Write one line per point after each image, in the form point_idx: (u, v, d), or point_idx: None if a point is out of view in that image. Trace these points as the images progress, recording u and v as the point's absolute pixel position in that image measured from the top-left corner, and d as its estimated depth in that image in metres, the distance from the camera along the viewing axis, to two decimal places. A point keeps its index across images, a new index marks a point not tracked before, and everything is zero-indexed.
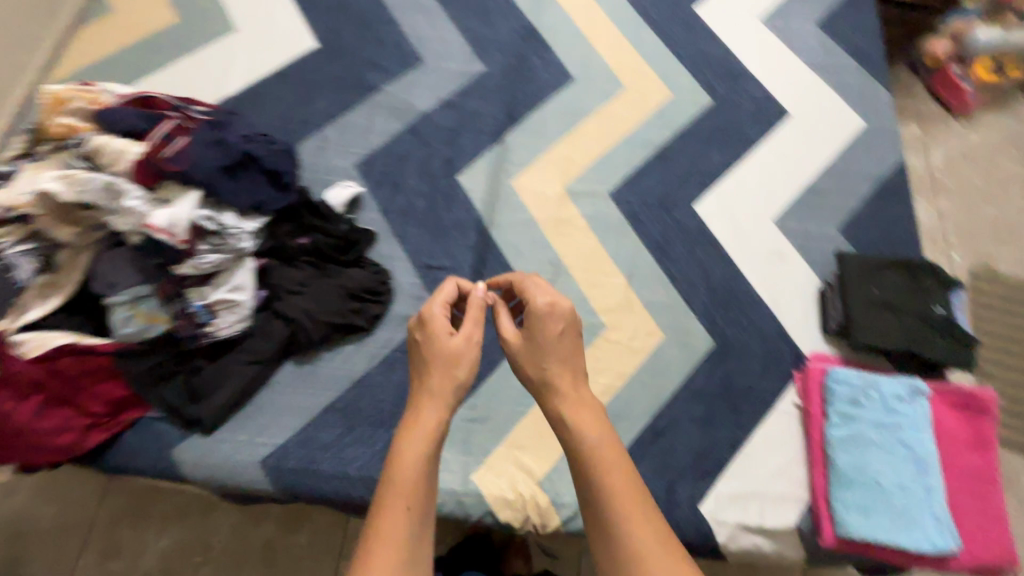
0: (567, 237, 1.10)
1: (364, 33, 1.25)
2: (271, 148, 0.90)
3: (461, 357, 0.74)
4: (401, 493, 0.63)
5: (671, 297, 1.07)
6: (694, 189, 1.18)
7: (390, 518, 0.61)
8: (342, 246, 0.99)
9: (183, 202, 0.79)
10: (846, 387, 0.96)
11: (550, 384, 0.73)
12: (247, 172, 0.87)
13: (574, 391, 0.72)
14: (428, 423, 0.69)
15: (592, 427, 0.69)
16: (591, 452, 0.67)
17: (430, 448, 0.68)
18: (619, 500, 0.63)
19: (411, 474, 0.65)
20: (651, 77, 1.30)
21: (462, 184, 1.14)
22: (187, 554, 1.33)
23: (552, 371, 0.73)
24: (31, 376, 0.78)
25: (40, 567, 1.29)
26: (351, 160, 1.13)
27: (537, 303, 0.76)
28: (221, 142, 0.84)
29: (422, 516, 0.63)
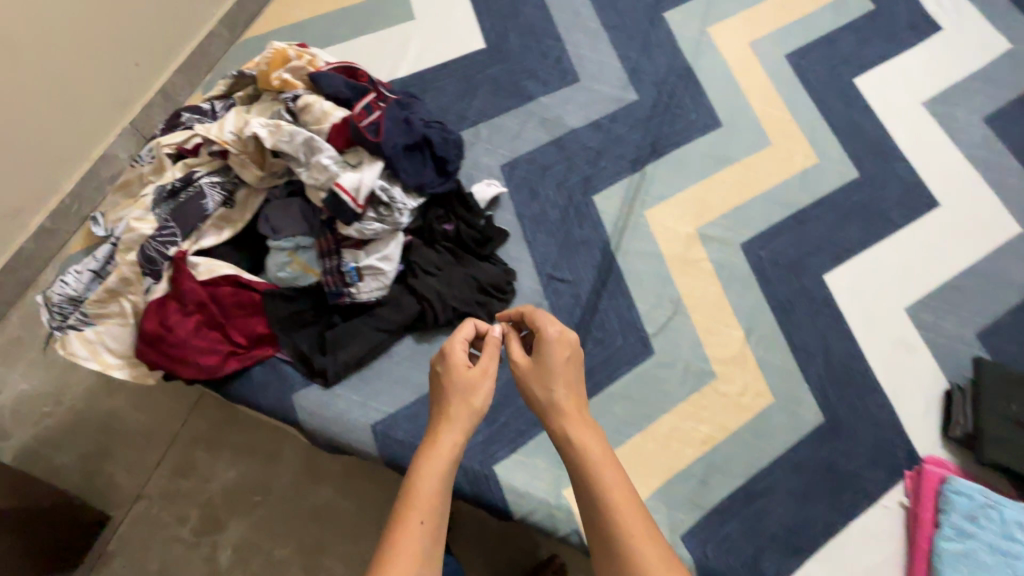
0: (691, 278, 1.10)
1: (529, 44, 1.31)
2: (445, 137, 0.95)
3: (469, 378, 0.67)
4: (416, 509, 0.57)
5: (787, 362, 1.05)
6: (827, 259, 1.15)
7: (400, 540, 0.55)
8: (480, 240, 1.03)
9: (366, 170, 0.84)
10: (965, 500, 0.90)
11: (558, 410, 0.64)
12: (422, 154, 0.92)
13: (578, 417, 0.63)
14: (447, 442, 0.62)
15: (598, 455, 0.60)
16: (600, 486, 0.58)
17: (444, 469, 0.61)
18: (637, 542, 0.54)
19: (427, 497, 0.58)
20: (800, 137, 1.28)
21: (597, 203, 1.15)
22: (248, 490, 1.39)
23: (557, 394, 0.65)
24: (197, 296, 0.85)
25: (122, 465, 1.39)
26: (497, 160, 1.17)
27: (544, 323, 0.69)
28: (408, 124, 0.90)
29: (431, 544, 0.56)
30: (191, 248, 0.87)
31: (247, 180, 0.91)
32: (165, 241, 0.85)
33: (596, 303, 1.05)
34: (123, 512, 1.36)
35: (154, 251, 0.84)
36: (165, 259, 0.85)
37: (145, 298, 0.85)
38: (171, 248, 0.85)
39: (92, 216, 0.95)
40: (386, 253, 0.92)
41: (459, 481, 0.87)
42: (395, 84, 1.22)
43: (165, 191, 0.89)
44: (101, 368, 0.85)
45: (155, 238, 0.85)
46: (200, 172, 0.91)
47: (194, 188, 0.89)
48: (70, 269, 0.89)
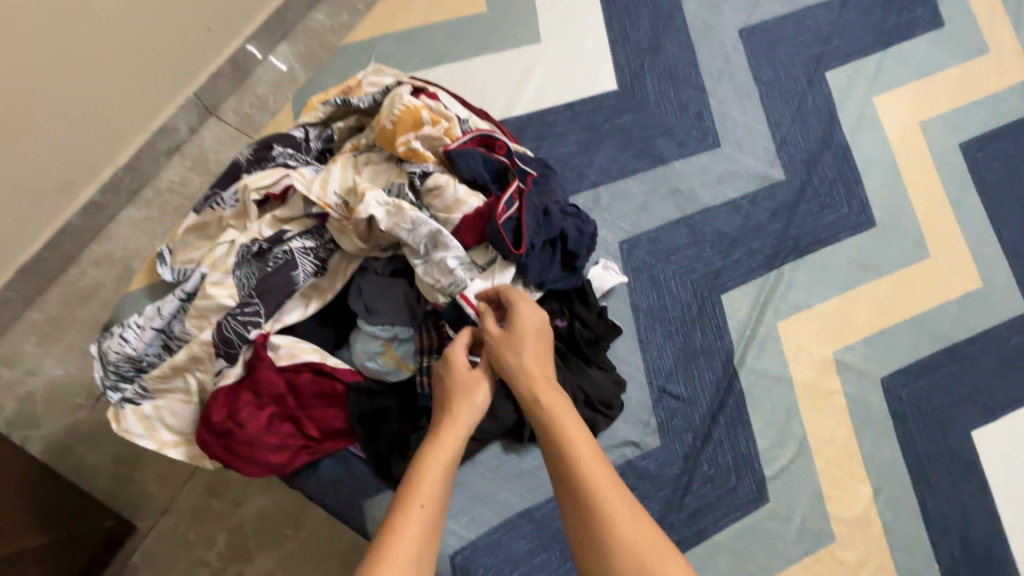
0: (821, 414, 0.95)
1: (668, 92, 1.12)
2: (581, 231, 0.78)
3: (465, 376, 0.67)
4: (419, 491, 0.55)
5: (917, 533, 0.91)
6: (978, 411, 0.99)
7: (402, 522, 0.52)
8: (593, 342, 0.88)
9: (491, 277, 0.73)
10: None
11: (528, 380, 0.63)
12: (554, 251, 0.76)
13: (543, 381, 0.63)
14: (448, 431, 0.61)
15: (565, 414, 0.60)
16: (569, 444, 0.57)
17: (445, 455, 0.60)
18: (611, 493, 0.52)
19: (431, 484, 0.56)
20: (964, 253, 1.09)
21: (725, 305, 0.99)
22: (280, 522, 1.18)
23: (528, 363, 0.64)
24: (274, 389, 0.73)
25: (153, 472, 1.20)
26: (616, 235, 1.01)
27: (511, 295, 0.68)
28: (549, 212, 0.76)
29: (433, 534, 0.53)
30: (273, 327, 0.75)
31: (344, 248, 0.76)
32: (246, 321, 0.72)
33: (709, 430, 0.91)
34: (149, 523, 1.18)
35: (232, 332, 0.71)
36: (243, 342, 0.72)
37: (215, 380, 0.73)
38: (252, 330, 0.72)
39: (160, 251, 0.82)
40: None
41: None
42: (511, 124, 1.06)
43: (250, 251, 0.75)
44: (156, 448, 0.73)
45: (235, 316, 0.72)
46: (291, 231, 0.77)
47: (284, 254, 0.75)
48: (128, 321, 0.77)
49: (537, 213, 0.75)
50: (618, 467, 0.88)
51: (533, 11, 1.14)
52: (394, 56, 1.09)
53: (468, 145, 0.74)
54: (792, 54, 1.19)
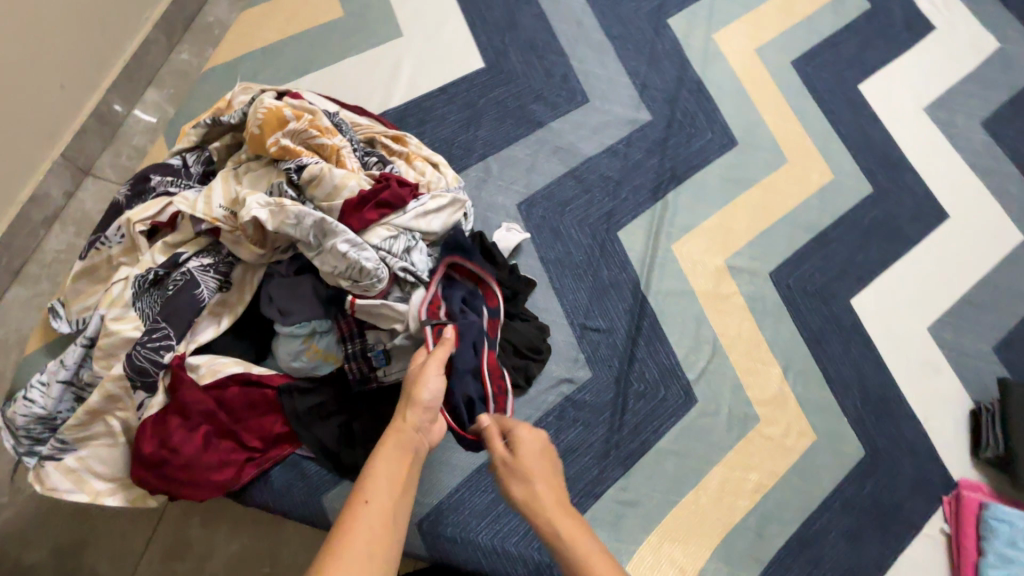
0: (725, 316, 1.06)
1: (532, 60, 1.20)
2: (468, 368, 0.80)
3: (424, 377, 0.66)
4: (365, 489, 0.54)
5: (826, 397, 1.03)
6: (852, 282, 1.14)
7: (353, 520, 0.50)
8: (508, 297, 0.94)
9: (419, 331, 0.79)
10: (1007, 526, 0.92)
11: (543, 506, 0.55)
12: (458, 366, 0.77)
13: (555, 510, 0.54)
14: (398, 436, 0.60)
15: (579, 533, 0.52)
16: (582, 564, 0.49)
17: (401, 463, 0.58)
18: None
19: (385, 487, 0.54)
20: (814, 152, 1.25)
21: (623, 241, 1.09)
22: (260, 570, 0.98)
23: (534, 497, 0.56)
24: (203, 406, 0.73)
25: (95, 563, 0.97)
26: (513, 198, 1.07)
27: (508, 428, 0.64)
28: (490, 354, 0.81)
29: (387, 529, 0.51)
30: (187, 349, 0.75)
31: (243, 259, 0.78)
32: (157, 346, 0.72)
33: (632, 353, 1.00)
34: None
35: (145, 360, 0.71)
36: (159, 368, 0.72)
37: (139, 414, 0.72)
38: (166, 354, 0.72)
39: (51, 306, 0.80)
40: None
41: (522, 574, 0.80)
42: (391, 116, 1.09)
43: (147, 281, 0.75)
44: (91, 499, 0.71)
45: (144, 344, 0.71)
46: (186, 253, 0.78)
47: (182, 275, 0.75)
48: (31, 380, 0.74)
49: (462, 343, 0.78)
50: (559, 405, 0.94)
51: (389, 9, 1.19)
52: (262, 74, 1.10)
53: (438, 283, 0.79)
54: (635, 9, 1.31)
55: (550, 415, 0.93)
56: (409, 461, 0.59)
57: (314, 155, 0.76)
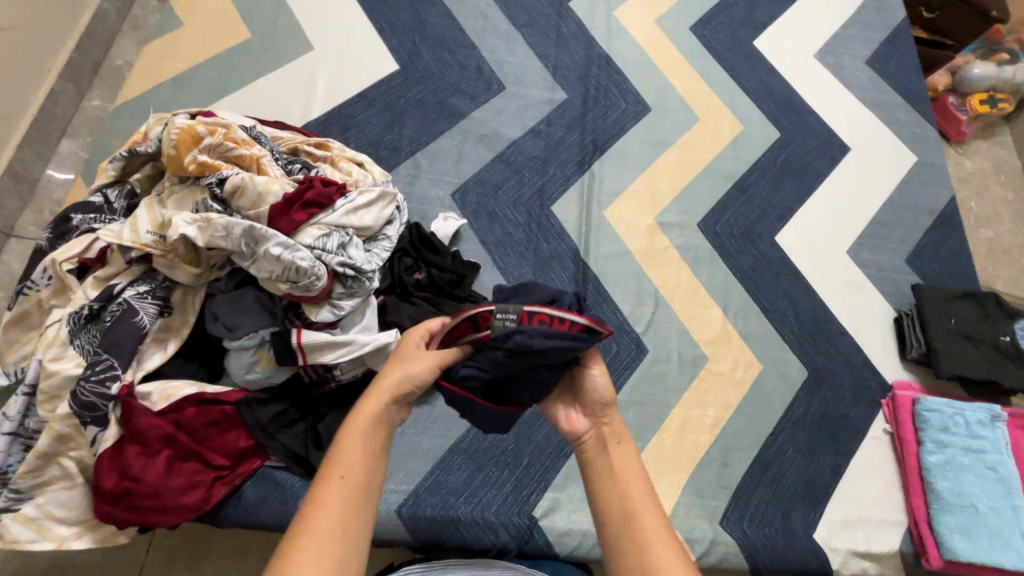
0: (662, 269, 1.12)
1: (445, 57, 1.24)
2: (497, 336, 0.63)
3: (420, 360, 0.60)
4: (336, 463, 0.53)
5: (765, 328, 1.11)
6: (774, 220, 1.22)
7: (322, 500, 0.50)
8: (455, 280, 0.96)
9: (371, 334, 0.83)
10: (936, 414, 1.02)
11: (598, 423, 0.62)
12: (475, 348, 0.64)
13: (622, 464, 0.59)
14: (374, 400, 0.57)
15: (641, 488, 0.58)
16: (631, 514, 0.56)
17: (379, 430, 0.56)
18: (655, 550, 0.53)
19: (358, 462, 0.53)
20: (722, 107, 1.33)
21: (557, 214, 1.14)
22: None
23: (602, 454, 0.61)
24: (160, 431, 0.73)
25: None
26: (446, 189, 1.11)
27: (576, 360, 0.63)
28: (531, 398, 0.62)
29: (357, 507, 0.51)
30: (135, 378, 0.75)
31: (182, 281, 0.78)
32: (102, 379, 0.71)
33: (581, 317, 1.04)
34: None
35: (91, 394, 0.71)
36: (107, 400, 0.71)
37: (93, 450, 0.71)
38: (113, 385, 0.72)
39: None
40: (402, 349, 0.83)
41: (507, 541, 0.84)
42: (313, 127, 1.11)
43: (81, 317, 0.74)
44: (56, 545, 0.70)
45: (88, 379, 0.71)
46: (120, 283, 0.77)
47: (118, 305, 0.75)
48: None
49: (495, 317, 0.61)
50: None
51: (297, 25, 1.20)
52: (176, 103, 1.10)
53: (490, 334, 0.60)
54: None
55: None
56: (386, 429, 0.57)
57: (233, 167, 0.78)
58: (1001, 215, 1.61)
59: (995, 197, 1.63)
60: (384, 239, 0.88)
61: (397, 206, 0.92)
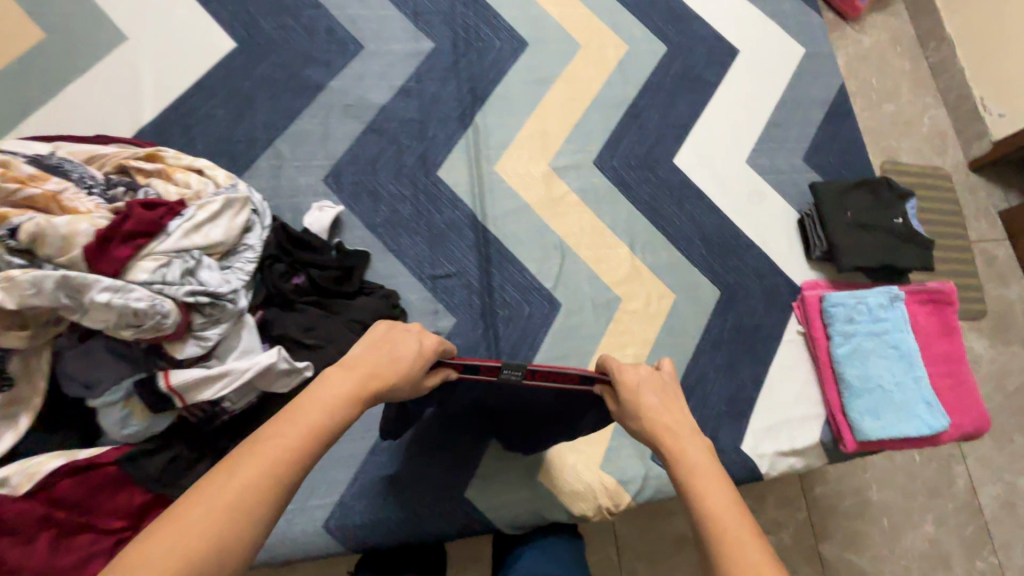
0: (564, 217, 1.08)
1: (288, 22, 1.09)
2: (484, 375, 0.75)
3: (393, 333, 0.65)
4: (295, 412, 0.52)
5: (674, 257, 1.10)
6: (669, 142, 1.18)
7: (277, 428, 0.50)
8: (340, 277, 0.90)
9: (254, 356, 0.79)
10: (841, 307, 1.05)
11: (654, 428, 0.64)
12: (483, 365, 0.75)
13: (682, 427, 0.64)
14: (339, 376, 0.57)
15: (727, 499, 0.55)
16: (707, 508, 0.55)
17: (310, 396, 0.54)
18: (744, 550, 0.50)
19: (302, 428, 0.51)
20: (603, 28, 1.25)
21: (445, 179, 1.06)
22: None
23: (649, 411, 0.65)
24: (32, 514, 0.67)
25: None
26: (317, 175, 1.01)
27: (612, 362, 0.71)
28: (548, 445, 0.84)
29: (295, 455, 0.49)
30: None
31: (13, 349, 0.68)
32: None
33: (488, 285, 1.00)
34: None
35: None
36: None
37: None
38: None
39: None
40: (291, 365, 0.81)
41: (444, 525, 0.83)
42: (147, 133, 0.97)
43: None
44: None
45: None
46: None
47: None
48: None
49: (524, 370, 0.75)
50: None
51: (101, 13, 1.02)
52: None
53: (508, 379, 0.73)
54: None
55: None
56: (326, 418, 0.53)
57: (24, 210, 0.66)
58: (898, 88, 1.62)
59: (892, 70, 1.64)
60: (245, 249, 0.81)
61: (253, 208, 0.84)
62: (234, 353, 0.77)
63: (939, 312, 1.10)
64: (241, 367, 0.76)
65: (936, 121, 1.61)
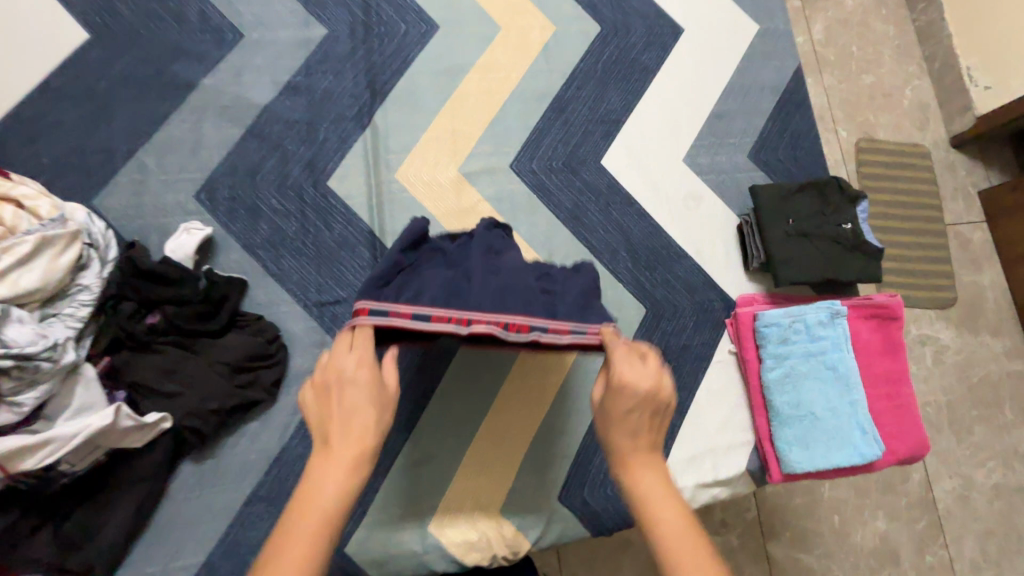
0: (474, 229, 0.98)
1: (153, 7, 0.95)
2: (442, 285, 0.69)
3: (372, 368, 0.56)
4: (292, 523, 0.47)
5: (597, 271, 1.00)
6: (597, 140, 1.06)
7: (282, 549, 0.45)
8: (206, 311, 0.80)
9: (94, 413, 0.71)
10: (775, 327, 0.97)
11: (618, 452, 0.58)
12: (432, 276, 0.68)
13: (644, 450, 0.58)
14: (342, 451, 0.51)
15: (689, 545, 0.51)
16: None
17: (311, 495, 0.48)
18: None
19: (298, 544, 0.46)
20: (528, 5, 1.10)
21: (337, 190, 0.94)
22: None
23: (616, 420, 0.58)
24: None
25: None
26: (186, 191, 0.89)
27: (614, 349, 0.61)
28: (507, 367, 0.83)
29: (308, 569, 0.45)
30: None
31: None
32: None
33: None
34: None
35: None
36: None
37: None
38: None
39: None
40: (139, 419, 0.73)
41: None
42: None
43: None
44: None
45: None
46: None
47: None
48: None
49: (487, 250, 0.71)
50: None
51: None
52: None
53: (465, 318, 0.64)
54: None
55: None
56: (323, 525, 0.47)
57: None
58: (878, 59, 1.46)
59: (872, 37, 1.46)
60: (78, 289, 0.73)
61: (88, 239, 0.75)
62: (65, 414, 0.69)
63: (884, 327, 1.01)
64: (69, 430, 0.67)
65: (919, 94, 1.46)
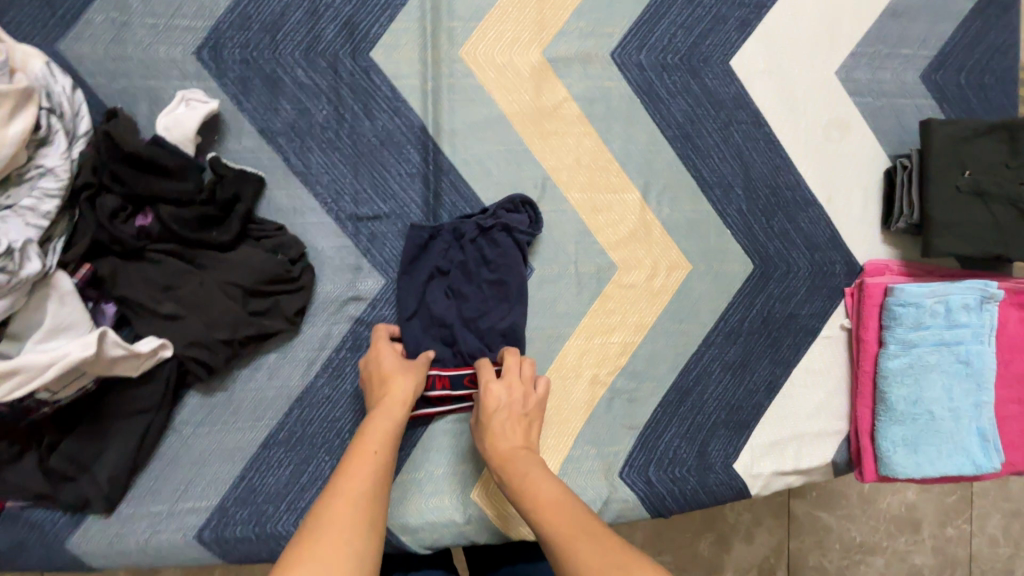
0: (554, 139, 0.75)
1: None
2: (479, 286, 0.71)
3: (420, 367, 0.64)
4: (364, 444, 0.54)
5: (700, 211, 0.79)
6: (729, 31, 0.79)
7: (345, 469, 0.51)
8: (211, 217, 0.63)
9: (72, 334, 0.58)
10: (911, 309, 0.77)
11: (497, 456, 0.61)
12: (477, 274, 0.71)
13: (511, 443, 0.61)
14: (400, 383, 0.61)
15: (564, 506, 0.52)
16: (560, 541, 0.49)
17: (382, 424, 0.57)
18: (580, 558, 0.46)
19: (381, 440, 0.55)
20: None
21: (382, 66, 0.71)
22: None
23: (492, 435, 0.62)
24: None
25: None
26: (183, 44, 0.66)
27: (485, 376, 0.65)
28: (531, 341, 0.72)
29: (369, 485, 0.50)
30: None
31: None
32: None
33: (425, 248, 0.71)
34: None
35: None
36: None
37: None
38: None
39: None
40: (130, 346, 0.59)
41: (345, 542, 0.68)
42: None
43: None
44: None
45: None
46: None
47: None
48: None
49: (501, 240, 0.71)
50: (350, 334, 0.70)
51: None
52: None
53: (488, 300, 0.71)
54: None
55: (342, 351, 0.70)
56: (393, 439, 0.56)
57: None
58: None
59: None
60: (39, 173, 0.57)
61: (46, 103, 0.58)
62: (46, 336, 0.57)
63: None
64: (46, 360, 0.55)
65: None
